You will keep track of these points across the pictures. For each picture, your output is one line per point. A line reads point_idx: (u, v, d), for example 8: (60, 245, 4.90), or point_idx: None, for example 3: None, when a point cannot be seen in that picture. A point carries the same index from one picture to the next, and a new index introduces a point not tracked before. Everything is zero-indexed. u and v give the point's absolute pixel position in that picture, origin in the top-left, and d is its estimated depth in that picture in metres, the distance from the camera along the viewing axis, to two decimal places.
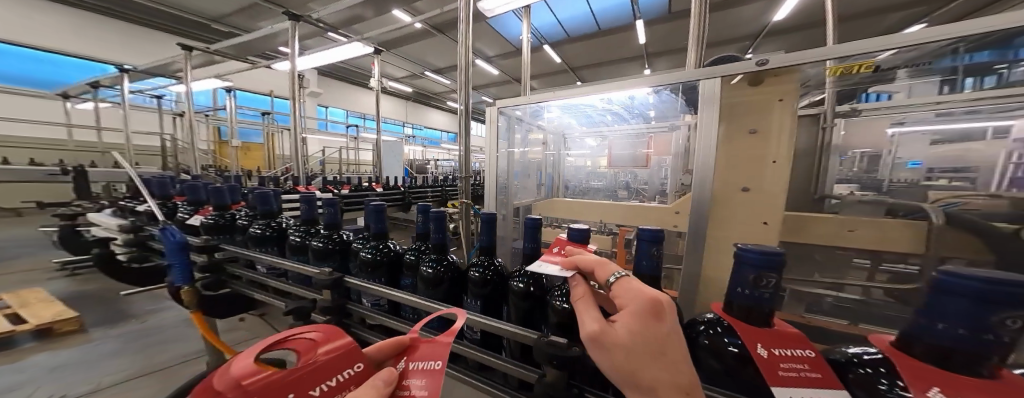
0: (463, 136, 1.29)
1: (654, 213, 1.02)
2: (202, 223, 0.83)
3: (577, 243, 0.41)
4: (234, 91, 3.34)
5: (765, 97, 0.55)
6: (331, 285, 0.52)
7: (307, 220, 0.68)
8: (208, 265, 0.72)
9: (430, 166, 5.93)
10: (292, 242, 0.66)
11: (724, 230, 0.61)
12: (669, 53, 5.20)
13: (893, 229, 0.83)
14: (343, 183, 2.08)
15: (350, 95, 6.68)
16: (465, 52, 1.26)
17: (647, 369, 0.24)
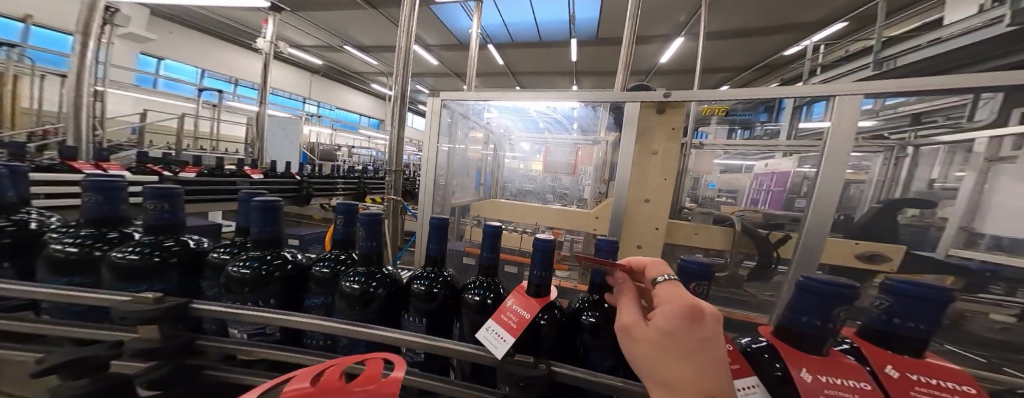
0: (397, 121, 1.17)
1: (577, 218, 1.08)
2: None
3: (543, 255, 0.37)
4: None
5: (666, 124, 0.64)
6: (159, 316, 0.36)
7: (94, 219, 0.45)
8: None
9: (340, 152, 5.23)
10: (57, 255, 0.45)
11: (629, 235, 0.69)
12: (586, 74, 5.83)
13: (713, 233, 0.86)
14: (193, 165, 1.60)
15: (212, 52, 5.29)
16: (405, 34, 1.17)
17: (670, 365, 0.25)
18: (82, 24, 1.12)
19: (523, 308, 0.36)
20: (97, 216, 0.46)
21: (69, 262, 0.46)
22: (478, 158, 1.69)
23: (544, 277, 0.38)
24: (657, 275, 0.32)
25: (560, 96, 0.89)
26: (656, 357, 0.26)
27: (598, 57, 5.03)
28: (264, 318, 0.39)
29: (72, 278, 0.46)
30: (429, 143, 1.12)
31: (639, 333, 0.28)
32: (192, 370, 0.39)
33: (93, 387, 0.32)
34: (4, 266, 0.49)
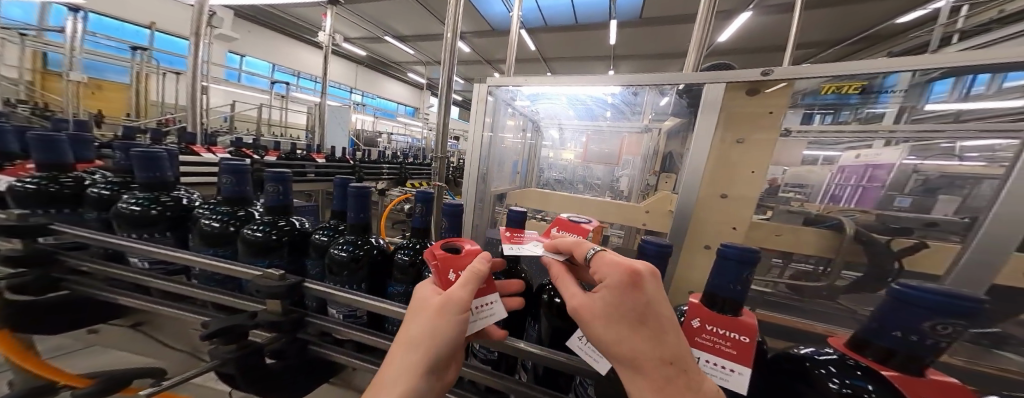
0: (442, 108, 1.18)
1: (624, 211, 1.03)
2: (13, 190, 0.57)
3: (650, 257, 0.37)
4: (82, 12, 2.54)
5: (756, 108, 0.57)
6: (284, 293, 0.40)
7: (232, 198, 0.53)
8: (28, 255, 0.52)
9: (381, 139, 5.50)
10: (209, 229, 0.52)
11: (700, 232, 0.64)
12: (627, 57, 5.47)
13: (805, 236, 0.76)
14: (271, 151, 1.83)
15: (278, 48, 5.75)
16: (454, 21, 1.16)
17: (625, 340, 0.27)
18: (198, 25, 1.25)
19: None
20: (229, 196, 0.53)
21: (215, 235, 0.52)
22: (517, 146, 1.69)
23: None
24: (584, 250, 0.32)
25: (629, 79, 0.84)
26: (624, 334, 0.28)
27: (641, 39, 4.70)
28: (358, 303, 0.41)
29: (215, 250, 0.52)
30: (475, 131, 1.15)
31: (591, 315, 0.29)
32: (300, 345, 0.45)
33: (237, 355, 0.37)
34: (165, 236, 0.57)
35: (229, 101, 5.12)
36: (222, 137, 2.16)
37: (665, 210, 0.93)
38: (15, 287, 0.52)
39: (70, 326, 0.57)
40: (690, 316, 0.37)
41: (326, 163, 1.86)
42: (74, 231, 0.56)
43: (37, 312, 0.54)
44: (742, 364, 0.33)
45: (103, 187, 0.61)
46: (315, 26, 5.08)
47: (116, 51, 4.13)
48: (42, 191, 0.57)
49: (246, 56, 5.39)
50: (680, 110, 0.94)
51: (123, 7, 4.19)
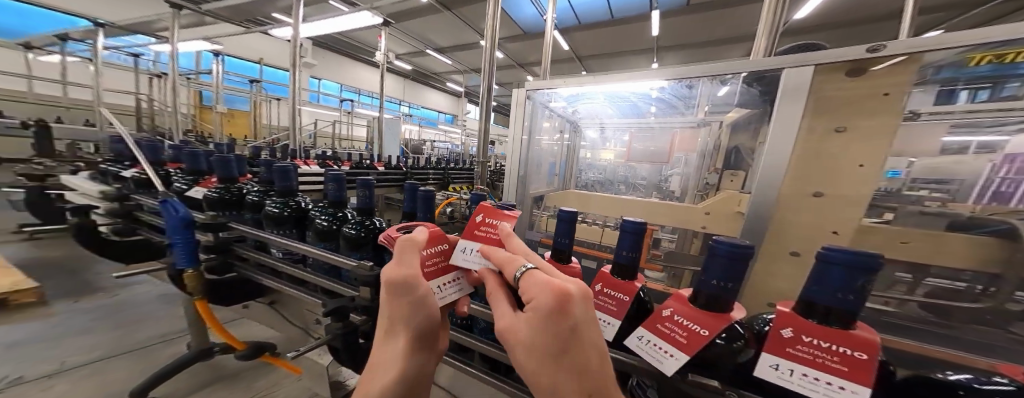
0: (484, 113, 1.20)
1: (682, 212, 0.96)
2: (206, 197, 0.75)
3: (724, 257, 0.33)
4: (220, 56, 3.21)
5: (863, 91, 0.49)
6: (372, 283, 0.43)
7: (335, 202, 0.63)
8: (215, 246, 0.71)
9: (426, 147, 5.82)
10: (321, 226, 0.60)
11: (783, 235, 0.57)
12: (675, 47, 5.12)
13: (948, 242, 0.64)
14: (343, 161, 2.07)
15: (347, 70, 6.45)
16: (494, 28, 1.18)
17: (547, 368, 0.28)
18: None
19: (693, 321, 0.36)
20: (336, 200, 0.62)
21: (326, 231, 0.61)
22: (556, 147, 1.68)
23: (717, 287, 0.35)
24: (514, 269, 0.34)
25: (686, 71, 0.79)
26: (541, 357, 0.28)
27: (690, 27, 4.39)
28: None
29: (327, 243, 0.61)
30: (514, 134, 1.16)
31: (520, 333, 0.30)
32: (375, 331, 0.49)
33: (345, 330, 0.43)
34: (293, 231, 0.68)
35: (314, 121, 5.97)
36: (305, 151, 2.52)
37: (732, 212, 0.84)
38: (211, 269, 0.72)
39: (236, 301, 0.75)
40: (778, 326, 0.31)
41: (385, 170, 2.06)
42: (243, 227, 0.72)
43: (221, 289, 0.71)
44: (858, 383, 0.26)
45: (257, 194, 0.75)
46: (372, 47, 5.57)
47: (239, 85, 5.18)
48: (222, 198, 0.75)
49: (325, 79, 6.13)
50: (749, 100, 0.85)
51: (243, 45, 4.97)
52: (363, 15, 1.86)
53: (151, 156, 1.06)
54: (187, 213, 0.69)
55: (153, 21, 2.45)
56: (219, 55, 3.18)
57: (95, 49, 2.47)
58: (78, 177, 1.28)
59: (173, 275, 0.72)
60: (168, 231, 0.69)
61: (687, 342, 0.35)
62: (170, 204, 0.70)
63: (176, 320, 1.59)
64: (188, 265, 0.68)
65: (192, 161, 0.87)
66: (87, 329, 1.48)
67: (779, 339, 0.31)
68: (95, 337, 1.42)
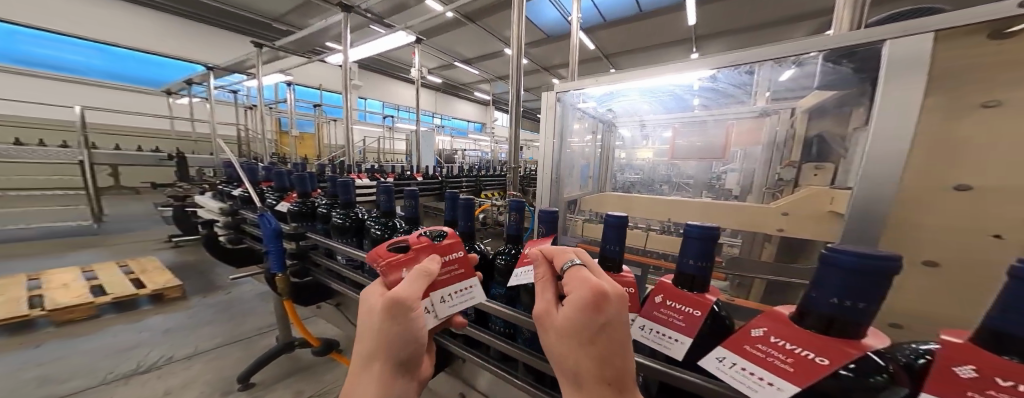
0: (513, 119, 1.18)
1: (748, 212, 0.85)
2: (288, 210, 0.80)
3: (844, 273, 0.25)
4: (293, 86, 3.61)
5: (1013, 54, 0.41)
6: None
7: (385, 212, 0.63)
8: (297, 252, 0.74)
9: (458, 156, 5.98)
10: (374, 234, 0.61)
11: (917, 241, 0.49)
12: (715, 36, 4.77)
13: None
14: (388, 173, 2.19)
15: (388, 88, 6.92)
16: (518, 36, 1.16)
17: (573, 356, 0.30)
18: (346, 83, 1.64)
19: (795, 344, 0.28)
20: (386, 209, 0.63)
21: (379, 239, 0.61)
22: (589, 148, 1.61)
23: (836, 307, 0.26)
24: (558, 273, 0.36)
25: (748, 56, 0.69)
26: (570, 351, 0.31)
27: (732, 13, 4.08)
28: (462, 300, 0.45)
29: None
30: (547, 141, 1.11)
31: (555, 323, 0.33)
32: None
33: None
34: (354, 240, 0.70)
35: (362, 138, 6.47)
36: (358, 165, 2.74)
37: (824, 212, 0.71)
38: (296, 273, 0.74)
39: (314, 303, 0.77)
40: (948, 364, 0.22)
41: (425, 180, 2.16)
42: (317, 236, 0.73)
43: (303, 292, 0.73)
44: None
45: (326, 207, 0.78)
46: (406, 64, 5.90)
47: (307, 110, 5.86)
48: (300, 209, 0.78)
49: (370, 98, 6.63)
50: (837, 80, 0.73)
51: (305, 74, 5.51)
52: (399, 35, 1.95)
53: (250, 176, 1.17)
54: (278, 224, 0.72)
55: (241, 61, 2.80)
56: (292, 85, 3.58)
57: (210, 90, 3.02)
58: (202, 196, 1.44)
59: (265, 278, 0.77)
60: (263, 239, 0.73)
61: (791, 369, 0.27)
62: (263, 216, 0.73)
63: (271, 315, 1.80)
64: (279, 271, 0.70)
65: (278, 180, 0.92)
66: (205, 322, 1.72)
67: (943, 377, 0.22)
68: (212, 329, 1.65)
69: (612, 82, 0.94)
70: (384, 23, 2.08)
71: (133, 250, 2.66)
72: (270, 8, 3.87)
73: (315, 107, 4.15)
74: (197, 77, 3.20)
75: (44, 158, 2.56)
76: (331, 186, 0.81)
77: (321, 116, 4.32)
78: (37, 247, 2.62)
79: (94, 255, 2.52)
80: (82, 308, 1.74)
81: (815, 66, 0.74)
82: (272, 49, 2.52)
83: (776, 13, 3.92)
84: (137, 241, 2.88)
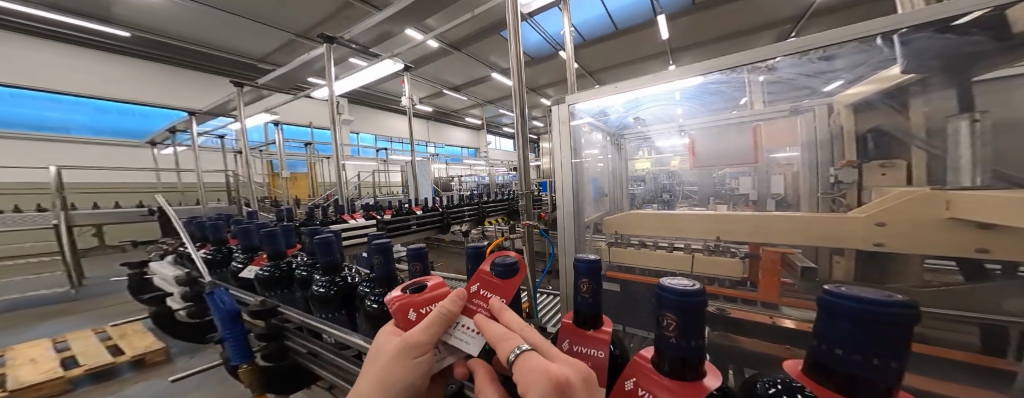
0: (520, 142, 1.03)
1: (831, 227, 0.70)
2: (256, 278, 0.63)
3: None
4: (281, 126, 3.51)
5: None
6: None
7: (381, 278, 0.47)
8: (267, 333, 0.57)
9: (454, 183, 5.87)
10: (368, 311, 0.45)
11: None
12: (695, 46, 4.78)
13: None
14: (384, 208, 2.05)
15: (379, 121, 6.90)
16: (517, 44, 1.02)
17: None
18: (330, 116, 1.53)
19: None
20: (383, 275, 0.47)
21: (377, 316, 0.45)
22: (600, 165, 1.45)
23: None
24: (507, 350, 0.27)
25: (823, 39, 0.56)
26: None
27: (709, 25, 4.12)
28: None
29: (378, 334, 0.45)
30: (560, 157, 0.96)
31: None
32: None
33: None
34: (340, 314, 0.53)
35: (356, 173, 6.37)
36: (353, 202, 2.60)
37: (938, 220, 0.58)
38: (267, 357, 0.57)
39: (295, 391, 0.59)
40: None
41: (424, 212, 2.02)
42: (293, 310, 0.57)
43: (282, 383, 0.56)
44: None
45: (304, 269, 0.61)
46: (395, 95, 5.89)
47: (298, 149, 5.77)
48: (272, 276, 0.62)
49: (361, 132, 6.59)
50: (926, 62, 0.60)
51: (294, 113, 5.47)
52: (385, 63, 1.85)
53: (214, 234, 0.96)
54: (234, 302, 0.57)
55: (223, 105, 2.70)
56: (280, 125, 3.49)
57: (193, 137, 2.89)
58: (160, 262, 1.19)
59: (230, 369, 0.59)
60: (217, 323, 0.57)
61: None
62: (218, 293, 0.59)
63: None
64: (241, 361, 0.55)
65: (244, 238, 0.75)
66: (188, 386, 1.47)
67: None
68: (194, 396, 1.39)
69: (635, 87, 0.81)
70: (370, 53, 2.00)
71: (109, 315, 2.35)
72: (253, 48, 3.83)
73: (305, 145, 4.01)
74: (180, 124, 3.05)
75: (17, 225, 2.31)
76: (309, 241, 0.65)
77: (312, 154, 4.22)
78: (1, 321, 2.32)
79: (64, 323, 2.22)
80: (52, 385, 1.46)
81: (892, 51, 0.62)
82: (256, 89, 2.43)
83: (754, 20, 3.99)
84: (116, 303, 2.59)
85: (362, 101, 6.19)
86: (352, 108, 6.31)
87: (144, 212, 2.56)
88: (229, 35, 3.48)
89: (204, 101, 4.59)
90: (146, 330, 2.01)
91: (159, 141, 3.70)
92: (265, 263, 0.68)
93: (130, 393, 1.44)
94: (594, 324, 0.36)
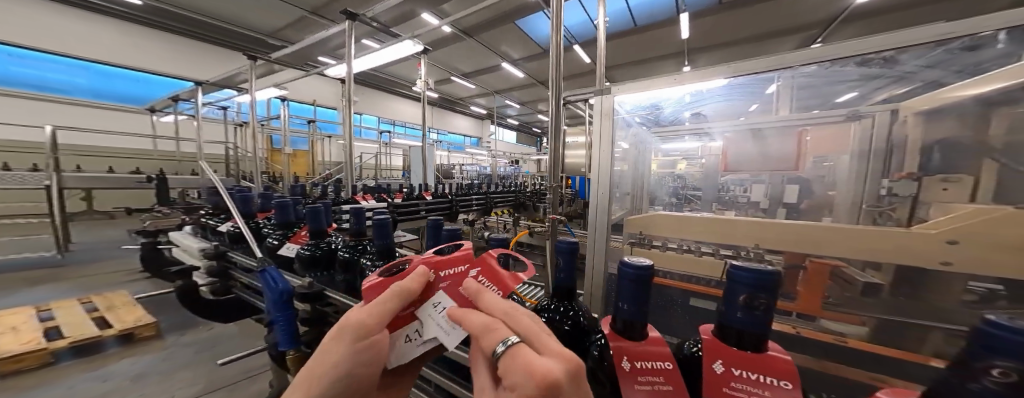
0: (552, 134, 0.96)
1: (897, 239, 0.69)
2: (297, 256, 0.62)
3: None
4: (288, 101, 3.41)
5: None
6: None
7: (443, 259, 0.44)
8: (312, 318, 0.54)
9: (457, 170, 5.81)
10: None
11: None
12: (712, 48, 4.69)
13: None
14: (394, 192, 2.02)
15: (383, 104, 6.79)
16: (555, 35, 0.95)
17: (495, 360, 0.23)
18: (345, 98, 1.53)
19: None
20: None
21: None
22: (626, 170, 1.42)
23: None
24: (492, 344, 0.23)
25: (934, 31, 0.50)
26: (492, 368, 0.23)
27: (731, 26, 4.01)
28: None
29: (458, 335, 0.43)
30: (598, 149, 0.91)
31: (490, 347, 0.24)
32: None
33: None
34: None
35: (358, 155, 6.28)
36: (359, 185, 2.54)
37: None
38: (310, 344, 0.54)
39: None
40: None
41: (434, 199, 1.99)
42: (338, 296, 0.54)
43: None
44: None
45: (347, 248, 0.60)
46: (403, 79, 5.76)
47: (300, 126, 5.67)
48: (312, 256, 0.60)
49: (364, 114, 6.46)
50: None
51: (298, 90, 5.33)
52: (405, 44, 1.77)
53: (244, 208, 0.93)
54: (287, 284, 0.50)
55: (229, 76, 2.60)
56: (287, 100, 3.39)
57: (198, 107, 2.79)
58: (182, 233, 1.18)
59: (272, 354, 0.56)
60: (267, 305, 0.51)
61: None
62: (272, 271, 0.52)
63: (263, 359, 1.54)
64: (289, 347, 0.49)
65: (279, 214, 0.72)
66: (185, 362, 1.43)
67: None
68: (188, 373, 1.35)
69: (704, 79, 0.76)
70: (391, 33, 1.92)
71: (99, 284, 2.29)
72: (262, 22, 3.69)
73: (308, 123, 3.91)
74: (182, 93, 2.94)
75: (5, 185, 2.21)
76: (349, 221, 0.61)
77: (314, 132, 4.10)
78: None
79: (52, 289, 2.15)
80: (36, 356, 1.40)
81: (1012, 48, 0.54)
82: (266, 62, 2.34)
83: (780, 24, 3.92)
84: (107, 272, 2.52)
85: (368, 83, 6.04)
86: (357, 89, 6.18)
87: (141, 180, 2.48)
88: (237, 5, 3.33)
89: (210, 72, 4.48)
90: (138, 303, 1.95)
91: (156, 109, 3.59)
92: (306, 241, 0.66)
93: (125, 367, 1.40)
94: (759, 347, 0.32)
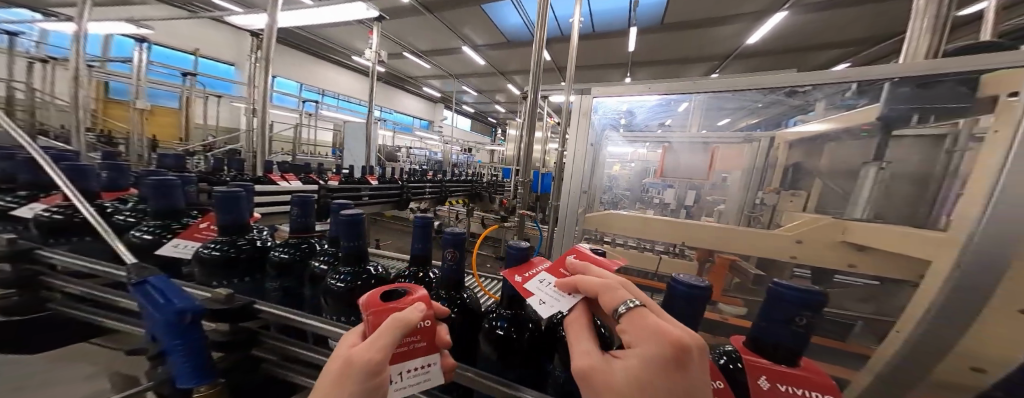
0: (527, 125, 1.00)
1: (764, 242, 0.85)
2: (197, 258, 0.39)
3: None
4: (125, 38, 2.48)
5: None
6: None
7: (417, 258, 0.41)
8: (233, 343, 0.36)
9: (401, 153, 5.43)
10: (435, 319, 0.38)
11: (986, 340, 0.47)
12: (647, 65, 5.26)
13: None
14: (331, 175, 1.81)
15: (313, 69, 5.94)
16: (540, 27, 0.98)
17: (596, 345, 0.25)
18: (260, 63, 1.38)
19: None
20: (418, 257, 0.41)
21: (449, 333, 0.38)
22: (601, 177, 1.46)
23: None
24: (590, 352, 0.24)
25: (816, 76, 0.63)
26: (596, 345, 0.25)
27: (665, 47, 4.55)
28: None
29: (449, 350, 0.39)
30: (575, 145, 0.98)
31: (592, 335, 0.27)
32: None
33: None
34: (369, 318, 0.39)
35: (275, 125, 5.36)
36: (282, 160, 2.19)
37: (836, 241, 0.77)
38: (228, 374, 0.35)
39: None
40: None
41: (379, 184, 1.83)
42: (279, 311, 0.38)
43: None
44: None
45: (285, 248, 0.43)
46: (341, 45, 5.08)
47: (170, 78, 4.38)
48: (229, 259, 0.39)
49: (281, 77, 5.51)
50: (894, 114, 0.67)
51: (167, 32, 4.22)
52: (356, 6, 1.57)
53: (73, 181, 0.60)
54: (195, 302, 0.29)
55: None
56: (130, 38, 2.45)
57: None
58: None
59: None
60: (153, 333, 0.30)
61: None
62: (156, 283, 0.31)
63: None
64: (198, 385, 0.29)
65: (158, 198, 0.47)
66: None
67: None
68: None
69: (664, 91, 0.85)
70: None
71: None
72: None
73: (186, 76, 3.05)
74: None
75: None
76: (296, 209, 0.43)
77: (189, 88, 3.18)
78: None
79: None
80: None
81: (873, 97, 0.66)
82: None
83: (701, 53, 4.62)
84: None
85: (292, 43, 5.19)
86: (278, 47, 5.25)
87: None
88: None
89: None
90: None
91: None
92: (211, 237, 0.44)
93: None
94: (795, 362, 0.30)
